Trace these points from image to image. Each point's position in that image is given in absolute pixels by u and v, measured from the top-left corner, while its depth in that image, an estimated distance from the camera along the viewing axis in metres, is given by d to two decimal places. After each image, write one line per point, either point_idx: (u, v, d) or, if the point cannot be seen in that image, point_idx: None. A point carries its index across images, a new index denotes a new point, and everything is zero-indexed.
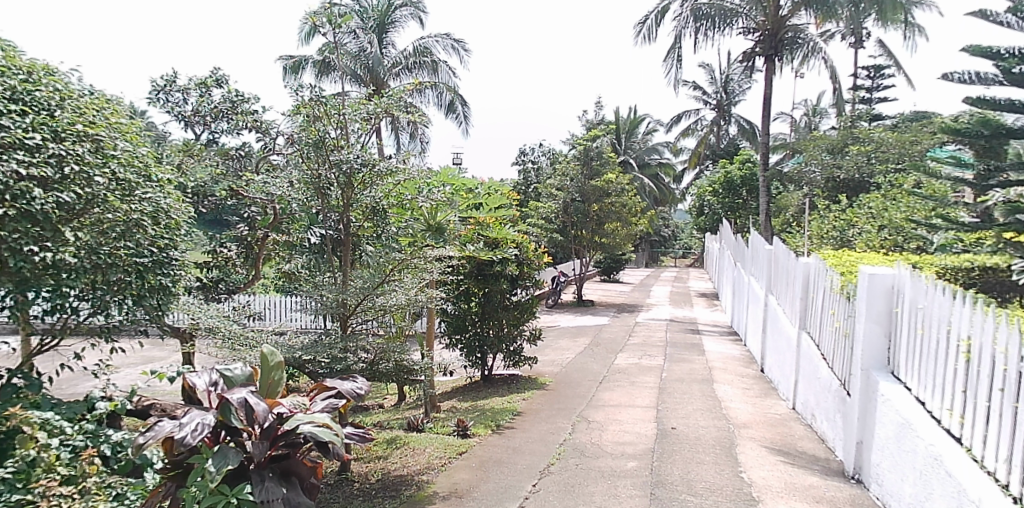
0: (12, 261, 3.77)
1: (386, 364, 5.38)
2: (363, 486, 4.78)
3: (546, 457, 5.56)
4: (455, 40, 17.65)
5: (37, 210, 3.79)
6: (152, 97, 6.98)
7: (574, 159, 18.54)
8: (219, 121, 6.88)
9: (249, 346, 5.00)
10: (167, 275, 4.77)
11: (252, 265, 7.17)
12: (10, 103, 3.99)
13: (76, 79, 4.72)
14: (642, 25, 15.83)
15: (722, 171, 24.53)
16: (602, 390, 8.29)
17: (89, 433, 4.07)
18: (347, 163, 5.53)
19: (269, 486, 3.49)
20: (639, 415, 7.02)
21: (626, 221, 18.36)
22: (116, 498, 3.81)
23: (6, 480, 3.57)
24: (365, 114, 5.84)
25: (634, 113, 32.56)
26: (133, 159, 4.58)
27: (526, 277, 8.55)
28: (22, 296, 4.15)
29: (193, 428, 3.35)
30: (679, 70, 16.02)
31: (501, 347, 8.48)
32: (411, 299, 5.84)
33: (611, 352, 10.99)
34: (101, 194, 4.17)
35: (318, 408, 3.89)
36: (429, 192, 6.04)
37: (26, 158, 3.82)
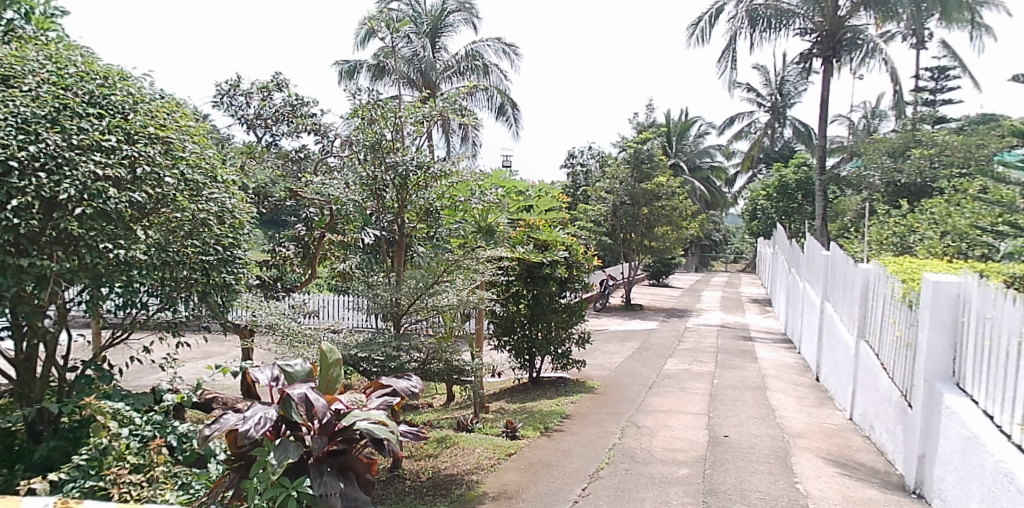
0: (89, 258, 3.94)
1: (437, 363, 5.47)
2: (414, 483, 4.85)
3: (595, 462, 5.54)
4: (507, 44, 17.74)
5: (112, 209, 3.99)
6: (216, 100, 7.28)
7: (624, 162, 18.46)
8: (280, 124, 7.17)
9: (306, 343, 5.14)
10: (231, 273, 4.90)
11: (309, 265, 7.43)
12: (88, 107, 4.21)
13: (148, 84, 4.95)
14: (695, 27, 15.64)
15: (777, 175, 24.06)
16: (651, 395, 8.22)
17: (157, 424, 4.24)
18: (403, 165, 5.60)
19: (327, 480, 3.55)
20: (690, 422, 6.93)
21: (676, 224, 18.16)
22: (182, 487, 3.94)
23: (82, 466, 3.76)
24: (420, 116, 5.92)
25: (685, 117, 32.16)
26: (201, 161, 4.75)
27: (575, 280, 8.52)
28: (97, 291, 4.23)
29: (256, 421, 3.45)
30: (734, 71, 15.75)
31: (550, 349, 8.47)
32: (462, 299, 5.88)
33: (661, 357, 10.88)
34: (170, 194, 4.38)
35: (374, 405, 3.97)
36: (481, 194, 6.11)
37: (103, 159, 4.02)
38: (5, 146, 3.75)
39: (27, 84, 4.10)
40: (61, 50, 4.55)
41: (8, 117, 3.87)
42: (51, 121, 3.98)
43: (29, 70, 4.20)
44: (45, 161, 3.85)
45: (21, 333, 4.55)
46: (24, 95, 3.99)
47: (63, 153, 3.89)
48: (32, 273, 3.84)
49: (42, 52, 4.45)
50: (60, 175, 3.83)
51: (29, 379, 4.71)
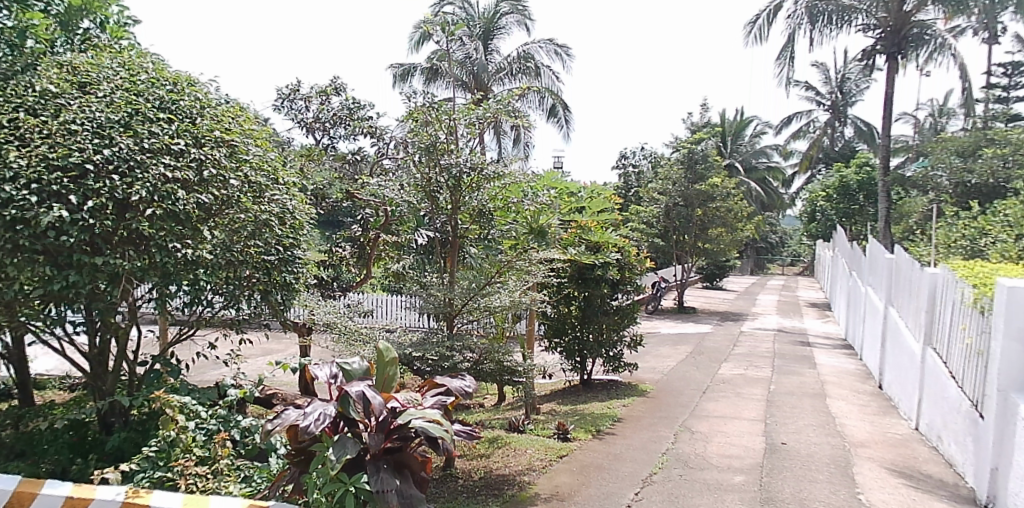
0: (158, 256, 4.10)
1: (489, 364, 5.55)
2: (467, 482, 4.89)
3: (649, 466, 5.48)
4: (559, 45, 17.70)
5: (180, 210, 4.13)
6: (277, 104, 7.52)
7: (677, 162, 18.25)
8: (337, 127, 7.41)
9: (363, 341, 5.27)
10: (291, 273, 5.01)
11: (364, 265, 7.57)
12: (159, 112, 4.39)
13: (214, 89, 5.13)
14: (752, 25, 15.31)
15: (838, 175, 23.33)
16: (705, 399, 8.07)
17: (222, 418, 4.35)
18: (457, 167, 5.67)
19: (384, 477, 3.59)
20: (746, 428, 6.78)
21: (731, 226, 17.79)
22: (244, 479, 4.05)
23: (152, 457, 3.96)
24: (474, 118, 5.99)
25: (741, 116, 31.52)
26: (264, 163, 4.90)
27: (628, 281, 8.43)
28: (166, 290, 4.40)
29: (316, 417, 3.53)
30: (792, 69, 15.37)
31: (602, 352, 8.41)
32: (515, 300, 5.87)
33: (714, 362, 10.67)
34: (235, 196, 4.52)
35: (429, 404, 4.02)
36: (533, 196, 6.16)
37: (172, 161, 4.18)
38: (82, 150, 3.94)
39: (103, 91, 4.32)
40: (133, 57, 4.77)
41: (86, 122, 4.07)
42: (124, 126, 4.17)
43: (104, 77, 4.43)
44: (118, 164, 4.01)
45: (95, 329, 4.75)
46: (100, 102, 4.21)
47: (135, 157, 4.06)
48: (106, 271, 3.99)
49: (116, 59, 4.69)
50: (131, 178, 3.99)
51: (102, 373, 4.89)
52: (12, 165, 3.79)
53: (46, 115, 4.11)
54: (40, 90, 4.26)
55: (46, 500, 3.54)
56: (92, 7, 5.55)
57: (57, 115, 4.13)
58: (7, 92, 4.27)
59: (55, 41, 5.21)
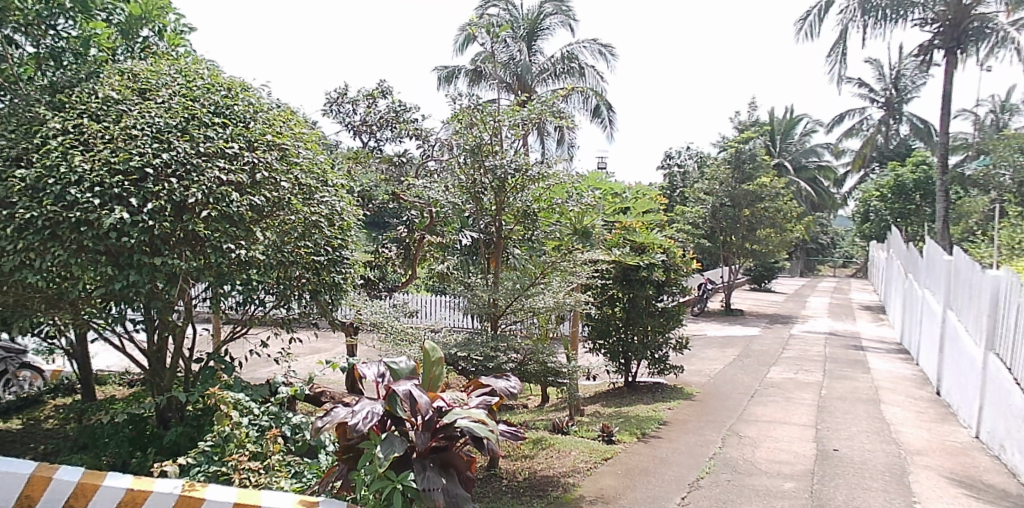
0: (213, 257, 4.21)
1: (533, 364, 5.51)
2: (511, 483, 4.91)
3: (696, 470, 5.41)
4: (604, 45, 17.59)
5: (234, 212, 4.24)
6: (326, 108, 7.68)
7: (724, 162, 17.99)
8: (384, 130, 7.53)
9: (408, 340, 5.34)
10: (340, 273, 5.13)
11: (409, 265, 7.66)
12: (214, 116, 4.53)
13: (267, 94, 5.26)
14: (803, 21, 14.97)
15: (893, 174, 22.59)
16: (753, 404, 7.92)
17: (273, 415, 4.44)
18: (501, 169, 5.73)
19: (430, 475, 3.61)
20: (797, 434, 6.62)
21: (780, 227, 17.40)
22: (295, 475, 4.13)
23: (207, 451, 4.06)
24: (519, 119, 5.93)
25: (790, 114, 30.86)
26: (313, 166, 4.98)
27: (673, 283, 8.35)
28: (220, 289, 4.54)
29: (364, 415, 3.59)
30: (844, 66, 14.97)
31: (646, 354, 8.32)
32: (559, 302, 5.81)
33: (763, 365, 10.46)
34: (286, 197, 4.57)
35: (474, 404, 4.04)
36: (578, 197, 6.10)
37: (227, 165, 4.30)
38: (142, 154, 4.10)
39: (162, 97, 4.48)
40: (189, 64, 4.92)
41: (146, 127, 4.24)
42: (181, 131, 4.32)
43: (162, 83, 4.60)
44: (176, 167, 4.15)
45: (153, 326, 4.92)
46: (159, 107, 4.38)
47: (192, 160, 4.20)
48: (164, 271, 4.12)
49: (174, 66, 4.85)
50: (188, 180, 4.13)
51: (160, 369, 5.07)
52: (76, 169, 3.94)
53: (108, 121, 4.27)
54: (103, 96, 4.44)
55: (109, 490, 3.74)
56: (152, 16, 5.63)
57: (119, 121, 4.30)
58: (72, 99, 4.45)
59: (117, 49, 5.41)
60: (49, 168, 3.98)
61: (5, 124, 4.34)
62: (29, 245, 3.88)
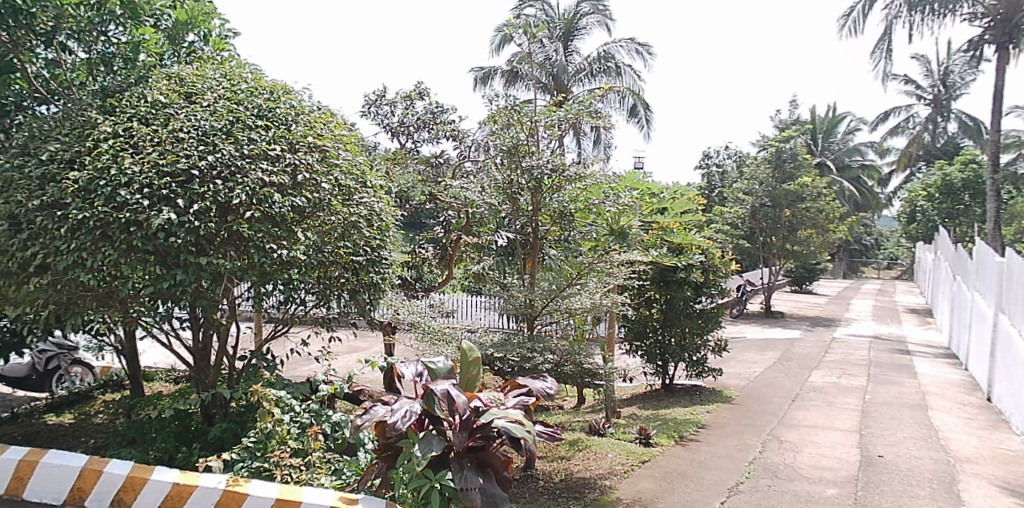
0: (256, 257, 4.29)
1: (570, 366, 5.49)
2: (548, 484, 4.90)
3: (735, 475, 5.32)
4: (641, 44, 17.46)
5: (276, 212, 4.32)
6: (364, 110, 7.78)
7: (764, 161, 17.72)
8: (421, 131, 7.60)
9: (445, 340, 5.40)
10: (378, 273, 5.17)
11: (446, 266, 7.71)
12: (257, 119, 4.63)
13: (307, 97, 5.34)
14: (846, 17, 14.64)
15: (940, 173, 21.91)
16: (795, 408, 7.76)
17: (314, 412, 4.49)
18: (538, 169, 5.72)
19: (467, 475, 3.62)
20: (840, 439, 6.47)
21: (822, 228, 17.02)
22: (335, 472, 4.17)
23: (250, 447, 4.16)
24: (556, 120, 5.93)
25: (832, 112, 30.22)
26: (353, 167, 5.03)
27: (711, 284, 8.24)
28: (262, 289, 4.63)
29: (403, 414, 3.62)
30: (889, 63, 14.59)
31: (684, 356, 8.22)
32: (596, 303, 5.79)
33: (805, 369, 10.24)
34: (326, 199, 4.63)
35: (511, 404, 4.04)
36: (615, 197, 6.02)
37: (270, 166, 4.39)
38: (188, 156, 4.21)
39: (207, 100, 4.59)
40: (234, 68, 5.03)
41: (192, 130, 4.35)
42: (226, 133, 4.43)
43: (208, 87, 4.72)
44: (221, 169, 4.25)
45: (198, 324, 5.04)
46: (205, 111, 4.49)
47: (236, 162, 4.30)
48: (209, 271, 4.21)
49: (219, 70, 4.97)
50: (233, 182, 4.23)
51: (205, 366, 5.17)
52: (126, 171, 4.07)
53: (156, 124, 4.39)
54: (152, 100, 4.56)
55: (155, 484, 3.86)
56: (197, 21, 5.74)
57: (166, 124, 4.41)
58: (122, 103, 4.58)
59: (164, 54, 5.56)
60: (100, 171, 4.12)
61: (60, 128, 4.50)
62: (82, 245, 4.01)
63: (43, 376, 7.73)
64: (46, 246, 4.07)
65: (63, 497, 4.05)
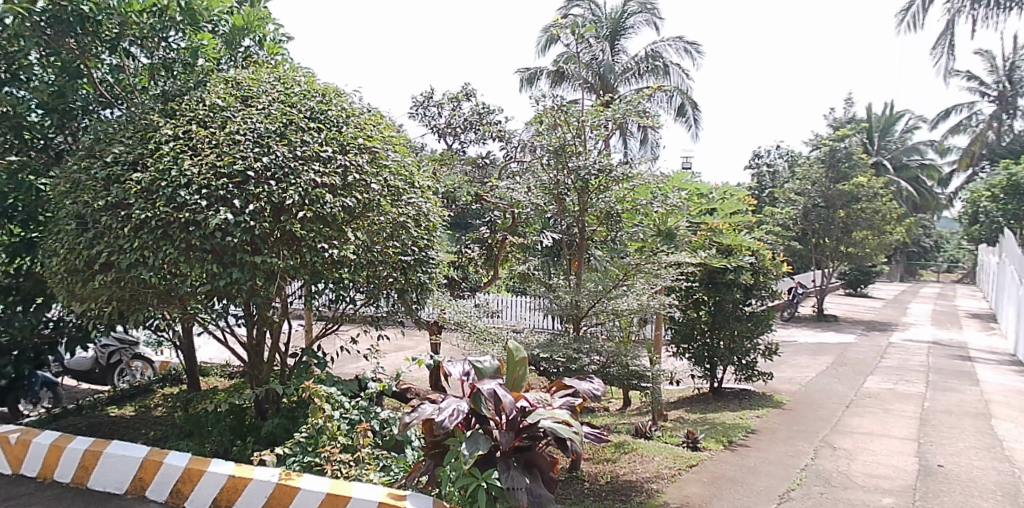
0: (308, 256, 4.39)
1: (616, 368, 5.44)
2: (594, 486, 4.88)
3: (786, 481, 5.20)
4: (689, 42, 17.22)
5: (328, 213, 4.40)
6: (412, 111, 7.87)
7: (817, 160, 17.32)
8: (468, 132, 7.67)
9: (491, 340, 5.44)
10: (426, 273, 5.22)
11: (491, 266, 7.74)
12: (310, 121, 4.73)
13: (358, 99, 5.43)
14: (905, 12, 14.17)
15: (1006, 173, 20.98)
16: (849, 414, 7.54)
17: (363, 409, 4.58)
18: (584, 169, 5.69)
19: (514, 474, 3.62)
20: (896, 447, 6.26)
21: (878, 229, 16.47)
22: (383, 468, 4.23)
23: (302, 442, 4.24)
24: (603, 120, 5.92)
25: (890, 110, 29.29)
26: (402, 168, 5.10)
27: (762, 286, 8.07)
28: (312, 288, 4.73)
29: (450, 412, 3.64)
30: (951, 59, 14.06)
31: (733, 359, 8.07)
32: (643, 304, 5.70)
33: (859, 374, 9.94)
34: (376, 199, 4.70)
35: (557, 404, 4.04)
36: (663, 198, 6.10)
37: (321, 168, 4.47)
38: (244, 158, 4.33)
39: (262, 103, 4.72)
40: (288, 71, 5.15)
41: (248, 133, 4.47)
42: (280, 135, 4.54)
43: (263, 91, 4.84)
44: (275, 171, 4.35)
45: (252, 321, 5.18)
46: (260, 113, 4.61)
47: (290, 164, 4.40)
48: (264, 269, 4.33)
49: (274, 74, 5.09)
50: (286, 183, 4.33)
51: (258, 363, 5.30)
52: (186, 173, 4.22)
53: (214, 127, 4.53)
54: (210, 104, 4.70)
55: (212, 476, 3.98)
56: (253, 27, 5.84)
57: (224, 127, 4.55)
58: (182, 107, 4.74)
59: (221, 59, 5.73)
60: (162, 172, 4.27)
61: (124, 131, 4.68)
62: (144, 243, 4.17)
63: (105, 370, 8.01)
64: (112, 245, 4.25)
65: (126, 486, 4.21)
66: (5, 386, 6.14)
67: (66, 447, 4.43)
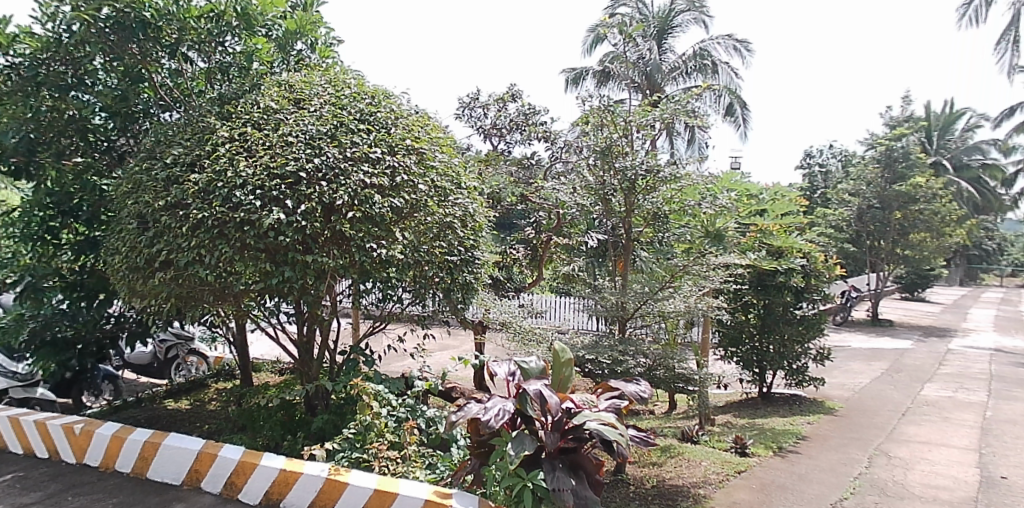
0: (357, 256, 4.45)
1: (663, 370, 5.37)
2: (639, 490, 4.83)
3: (839, 490, 5.05)
4: (739, 40, 16.91)
5: (376, 213, 4.47)
6: (458, 113, 7.93)
7: (872, 160, 16.73)
8: (514, 133, 7.69)
9: (536, 341, 5.43)
10: (471, 273, 5.22)
11: (536, 266, 7.74)
12: (359, 123, 4.81)
13: (406, 101, 5.48)
14: (967, 6, 13.62)
15: None
16: (905, 422, 7.29)
17: (409, 407, 4.62)
18: (632, 169, 5.64)
19: (560, 476, 3.61)
20: (955, 457, 6.03)
21: (937, 231, 15.88)
22: (429, 466, 4.26)
23: (350, 438, 4.31)
24: (651, 120, 5.86)
25: (950, 108, 28.21)
26: (448, 169, 5.13)
27: (813, 290, 7.87)
28: (361, 287, 4.80)
29: (495, 412, 3.65)
30: (1017, 54, 13.45)
31: (783, 364, 7.89)
32: (691, 306, 5.60)
33: (916, 381, 9.60)
34: (423, 200, 4.75)
35: (603, 406, 4.00)
36: (712, 199, 5.99)
37: (370, 169, 4.55)
38: (297, 159, 4.43)
39: (314, 106, 4.82)
40: (338, 74, 5.25)
41: (300, 135, 4.58)
42: (331, 137, 4.64)
43: (314, 93, 4.95)
44: (326, 172, 4.45)
45: (303, 318, 5.28)
46: (312, 115, 4.72)
47: (340, 165, 4.49)
48: (314, 268, 4.42)
49: (325, 77, 5.20)
50: (337, 184, 4.41)
51: (308, 359, 5.42)
52: (241, 174, 4.34)
53: (268, 129, 4.64)
54: (264, 106, 4.83)
55: (264, 469, 4.08)
56: (305, 30, 5.96)
57: (277, 129, 4.66)
58: (238, 109, 4.87)
59: (275, 62, 5.88)
60: (218, 173, 4.40)
61: (183, 134, 4.83)
62: (201, 242, 4.29)
63: (163, 364, 8.31)
64: (170, 244, 4.38)
65: (182, 478, 4.35)
66: (69, 380, 6.41)
67: (126, 438, 4.59)
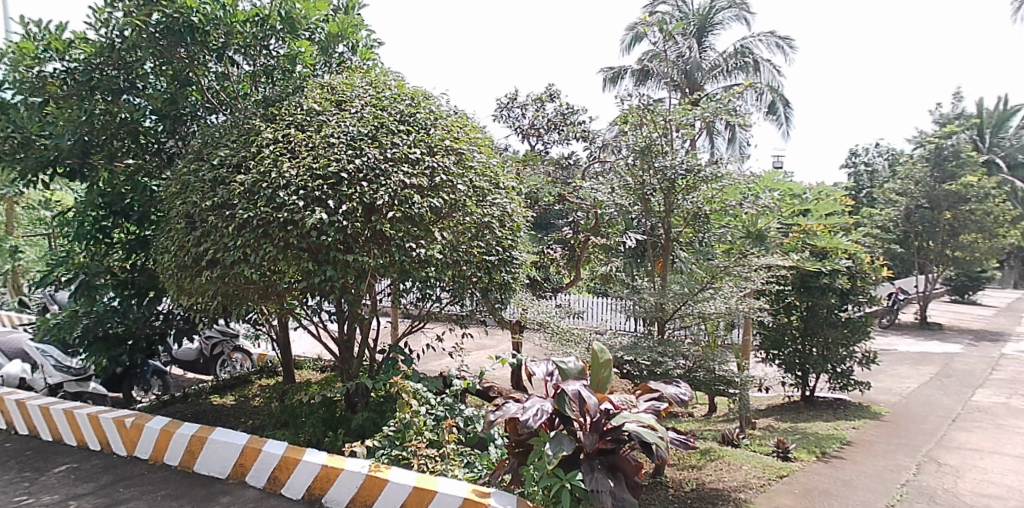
0: (397, 255, 4.49)
1: (703, 372, 5.28)
2: (678, 493, 4.78)
3: (885, 497, 4.93)
4: (782, 37, 16.60)
5: (416, 213, 4.52)
6: (496, 113, 7.95)
7: (921, 159, 16.24)
8: (552, 133, 7.68)
9: (574, 341, 5.42)
10: (510, 273, 5.21)
11: (574, 266, 7.71)
12: (400, 124, 4.87)
13: (445, 102, 5.52)
14: None
15: None
16: (955, 429, 7.06)
17: (448, 405, 4.63)
18: (671, 169, 5.59)
19: (598, 477, 3.61)
20: (1009, 465, 5.82)
21: (990, 232, 15.35)
22: (467, 465, 4.30)
23: (390, 436, 4.36)
24: (691, 119, 5.79)
25: (1004, 104, 27.21)
26: (487, 169, 5.15)
27: (859, 292, 7.69)
28: (400, 286, 4.85)
29: (534, 412, 3.66)
30: None
31: (827, 367, 7.71)
32: (731, 308, 5.49)
33: (967, 387, 9.29)
34: (462, 199, 4.78)
35: (642, 408, 3.98)
36: (754, 198, 6.02)
37: (410, 169, 4.60)
38: (339, 160, 4.51)
39: (355, 107, 4.90)
40: (379, 76, 5.32)
41: (342, 136, 4.66)
42: (372, 138, 4.70)
43: (355, 95, 5.03)
44: (367, 172, 4.51)
45: (343, 318, 5.34)
46: (353, 117, 4.79)
47: (380, 165, 4.55)
48: (355, 267, 4.48)
49: (366, 79, 5.27)
50: (377, 184, 4.47)
51: (348, 357, 5.51)
52: (285, 174, 4.43)
53: (311, 130, 4.73)
54: (307, 108, 4.92)
55: (307, 464, 4.15)
56: (346, 33, 6.06)
57: (320, 130, 4.75)
58: (281, 111, 4.96)
59: (317, 65, 5.99)
60: (263, 174, 4.49)
61: (229, 135, 4.95)
62: (246, 242, 4.38)
63: (208, 360, 8.53)
64: (217, 243, 4.49)
65: (228, 471, 4.45)
66: (121, 374, 6.64)
67: (174, 432, 4.72)
